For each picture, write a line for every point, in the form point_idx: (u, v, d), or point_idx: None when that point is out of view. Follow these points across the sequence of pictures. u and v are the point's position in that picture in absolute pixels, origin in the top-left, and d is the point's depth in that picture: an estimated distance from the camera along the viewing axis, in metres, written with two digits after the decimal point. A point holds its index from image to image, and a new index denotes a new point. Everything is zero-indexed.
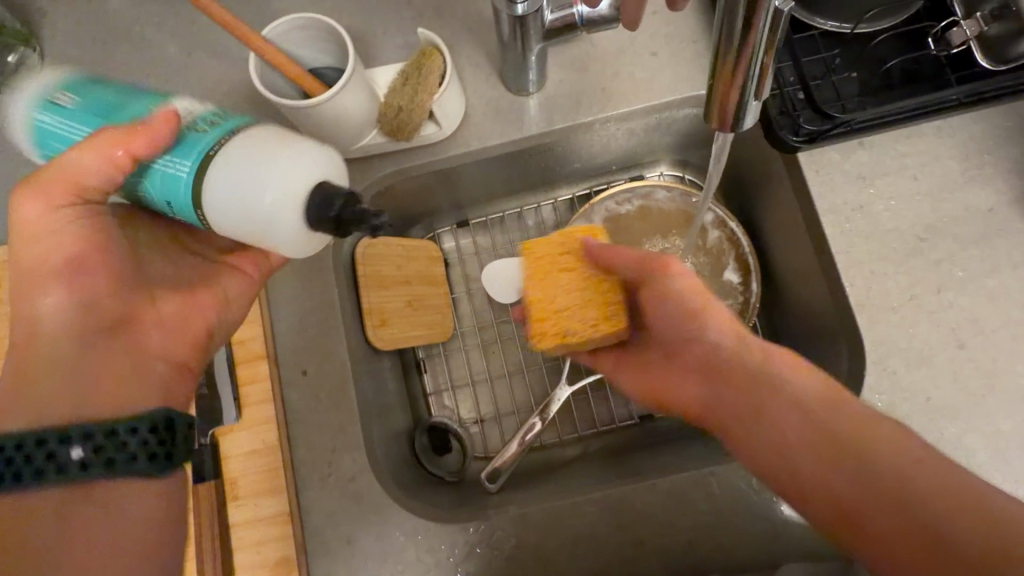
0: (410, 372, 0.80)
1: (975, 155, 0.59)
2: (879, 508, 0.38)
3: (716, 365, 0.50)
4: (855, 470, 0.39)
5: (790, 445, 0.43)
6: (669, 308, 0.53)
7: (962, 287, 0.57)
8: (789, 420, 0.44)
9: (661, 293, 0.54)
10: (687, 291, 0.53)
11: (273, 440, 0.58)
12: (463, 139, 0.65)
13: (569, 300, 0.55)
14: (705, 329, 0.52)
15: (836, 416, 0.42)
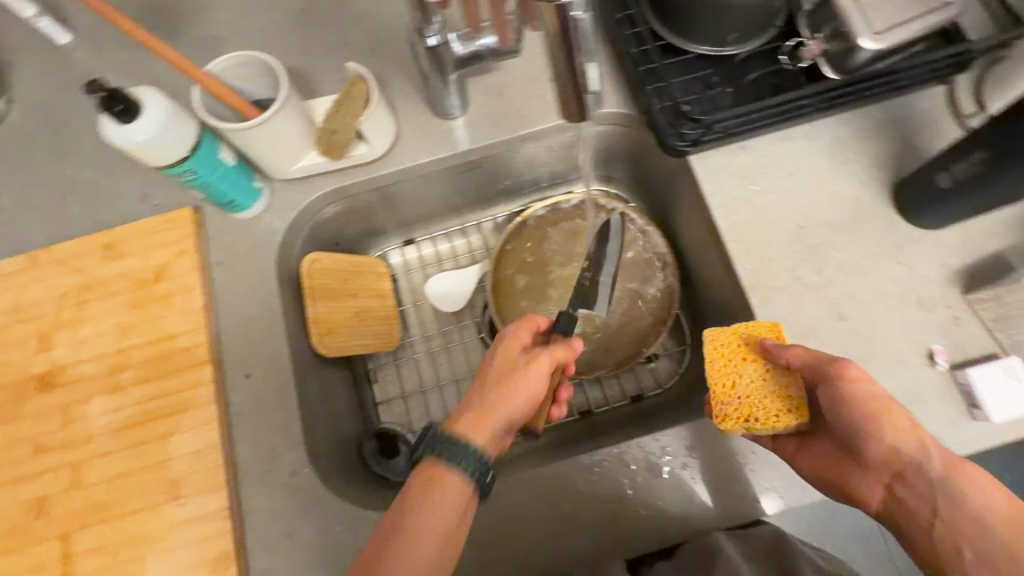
0: (361, 383, 0.84)
1: (839, 153, 0.68)
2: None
3: (911, 459, 0.49)
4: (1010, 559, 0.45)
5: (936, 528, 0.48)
6: (854, 398, 0.50)
7: (838, 266, 0.64)
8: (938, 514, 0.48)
9: (851, 382, 0.51)
10: (869, 398, 0.50)
11: (216, 439, 0.61)
12: (397, 159, 0.72)
13: (739, 388, 0.57)
14: (894, 435, 0.50)
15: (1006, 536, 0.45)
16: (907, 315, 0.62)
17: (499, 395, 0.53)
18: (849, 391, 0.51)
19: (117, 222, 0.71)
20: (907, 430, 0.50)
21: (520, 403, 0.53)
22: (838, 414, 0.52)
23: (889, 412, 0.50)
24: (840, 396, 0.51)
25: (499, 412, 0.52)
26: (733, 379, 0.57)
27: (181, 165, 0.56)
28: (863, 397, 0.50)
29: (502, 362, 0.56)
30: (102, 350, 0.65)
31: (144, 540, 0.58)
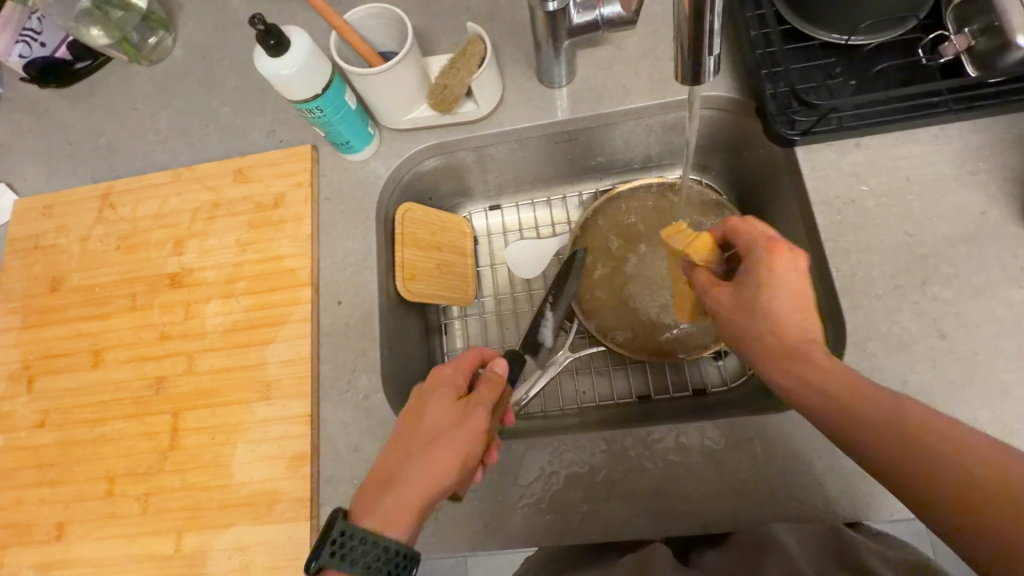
0: (432, 332, 0.89)
1: (970, 162, 0.63)
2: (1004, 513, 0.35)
3: (784, 313, 0.48)
4: (913, 448, 0.39)
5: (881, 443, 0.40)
6: (758, 304, 0.50)
7: (949, 282, 0.60)
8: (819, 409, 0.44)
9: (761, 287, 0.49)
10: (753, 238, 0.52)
11: (306, 353, 0.68)
12: (498, 121, 0.75)
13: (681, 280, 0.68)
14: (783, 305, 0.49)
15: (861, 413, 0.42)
16: (1023, 345, 0.57)
17: (402, 456, 0.52)
18: (773, 277, 0.49)
19: (247, 152, 0.80)
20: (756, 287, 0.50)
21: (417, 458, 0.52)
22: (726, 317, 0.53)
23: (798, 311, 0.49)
24: (755, 312, 0.50)
25: (425, 474, 0.51)
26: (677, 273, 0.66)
27: (313, 103, 0.62)
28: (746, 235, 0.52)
29: (410, 422, 0.55)
30: (222, 261, 0.73)
31: (236, 428, 0.66)
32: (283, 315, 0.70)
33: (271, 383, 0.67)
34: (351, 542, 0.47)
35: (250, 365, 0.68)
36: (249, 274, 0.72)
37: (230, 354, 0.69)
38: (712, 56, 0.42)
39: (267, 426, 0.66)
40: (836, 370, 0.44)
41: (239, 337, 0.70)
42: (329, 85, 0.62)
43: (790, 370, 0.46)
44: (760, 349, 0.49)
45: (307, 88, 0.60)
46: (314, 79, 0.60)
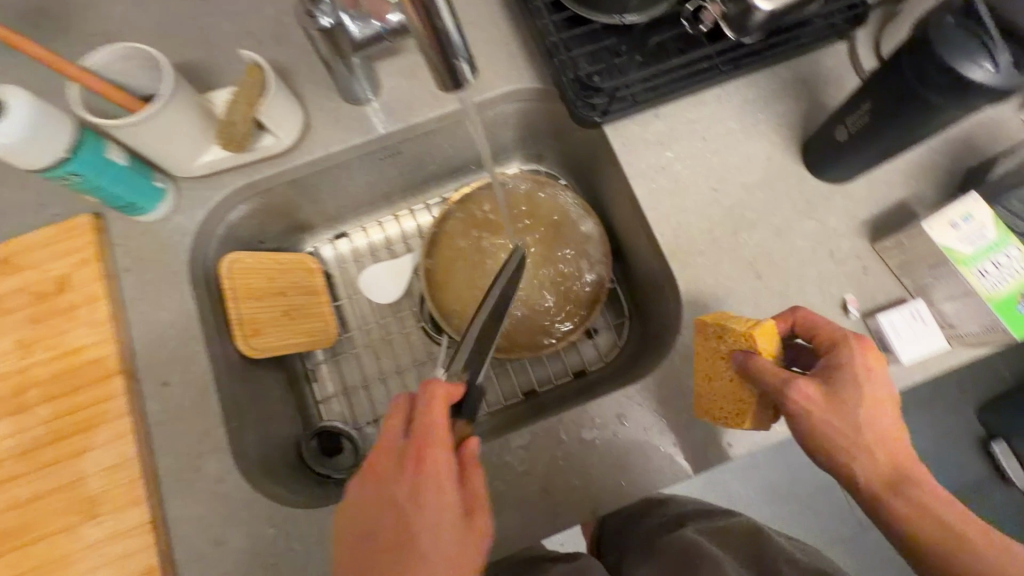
0: (300, 382, 0.83)
1: (750, 114, 0.69)
2: (952, 549, 0.47)
3: (880, 394, 0.50)
4: (924, 508, 0.48)
5: (903, 488, 0.48)
6: (857, 408, 0.49)
7: (754, 226, 0.65)
8: (918, 488, 0.48)
9: (860, 380, 0.50)
10: (824, 323, 0.54)
11: (131, 453, 0.59)
12: (309, 148, 0.70)
13: (716, 386, 0.57)
14: (871, 401, 0.49)
15: (924, 483, 0.49)
16: (821, 269, 0.64)
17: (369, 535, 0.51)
18: (873, 372, 0.50)
19: (13, 233, 0.67)
20: (821, 390, 0.50)
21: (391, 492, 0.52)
22: (822, 417, 0.49)
23: (878, 406, 0.49)
24: (851, 409, 0.49)
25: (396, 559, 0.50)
26: (713, 381, 0.57)
27: (63, 168, 0.54)
28: (821, 327, 0.54)
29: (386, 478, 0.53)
30: (3, 371, 0.61)
31: (58, 563, 0.56)
32: (89, 416, 0.60)
33: (94, 500, 0.57)
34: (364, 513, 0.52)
35: (59, 485, 0.58)
36: (37, 380, 0.61)
37: (32, 478, 0.58)
38: (463, 60, 0.43)
39: (95, 550, 0.56)
40: (881, 417, 0.49)
41: (37, 455, 0.58)
42: (75, 147, 0.54)
43: (860, 453, 0.49)
44: (835, 438, 0.49)
45: (46, 154, 0.52)
46: (53, 143, 0.52)
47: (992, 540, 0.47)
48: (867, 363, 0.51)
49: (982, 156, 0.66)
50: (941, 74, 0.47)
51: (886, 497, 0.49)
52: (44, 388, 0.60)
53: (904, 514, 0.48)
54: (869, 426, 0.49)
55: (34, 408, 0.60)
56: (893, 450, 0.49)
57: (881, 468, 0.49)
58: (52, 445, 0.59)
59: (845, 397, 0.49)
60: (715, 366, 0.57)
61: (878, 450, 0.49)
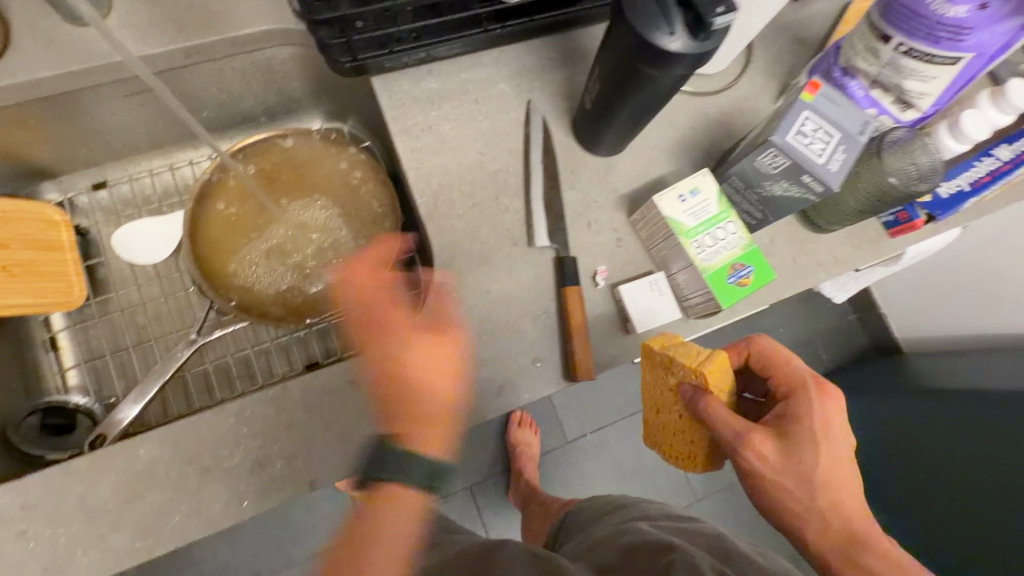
0: (32, 349, 0.71)
1: (525, 81, 0.67)
2: (829, 492, 0.55)
3: (822, 438, 0.55)
4: (811, 465, 0.54)
5: (795, 450, 0.54)
6: (811, 472, 0.54)
7: (516, 193, 0.64)
8: (810, 453, 0.54)
9: (819, 447, 0.54)
10: (785, 368, 0.58)
11: None
12: (9, 70, 0.59)
13: (670, 416, 0.64)
14: (835, 437, 0.55)
15: (813, 446, 0.54)
16: (577, 239, 0.64)
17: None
18: (817, 443, 0.54)
19: None
20: (806, 408, 0.56)
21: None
22: (773, 475, 0.54)
23: (836, 465, 0.55)
24: (813, 493, 0.54)
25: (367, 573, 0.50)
26: (667, 413, 0.64)
27: None
28: (797, 381, 0.57)
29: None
30: None
31: None
32: None
33: None
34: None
35: None
36: None
37: None
38: None
39: None
40: (810, 446, 0.54)
41: None
42: None
43: (786, 474, 0.54)
44: (778, 479, 0.54)
45: None
46: None
47: (851, 473, 0.56)
48: (801, 378, 0.57)
49: (735, 141, 0.70)
50: (638, 41, 0.47)
51: (777, 465, 0.54)
52: None
53: (795, 470, 0.54)
54: (816, 472, 0.54)
55: None
56: (831, 492, 0.55)
57: (780, 467, 0.54)
58: None
59: (798, 454, 0.54)
60: (664, 386, 0.62)
61: (788, 462, 0.54)
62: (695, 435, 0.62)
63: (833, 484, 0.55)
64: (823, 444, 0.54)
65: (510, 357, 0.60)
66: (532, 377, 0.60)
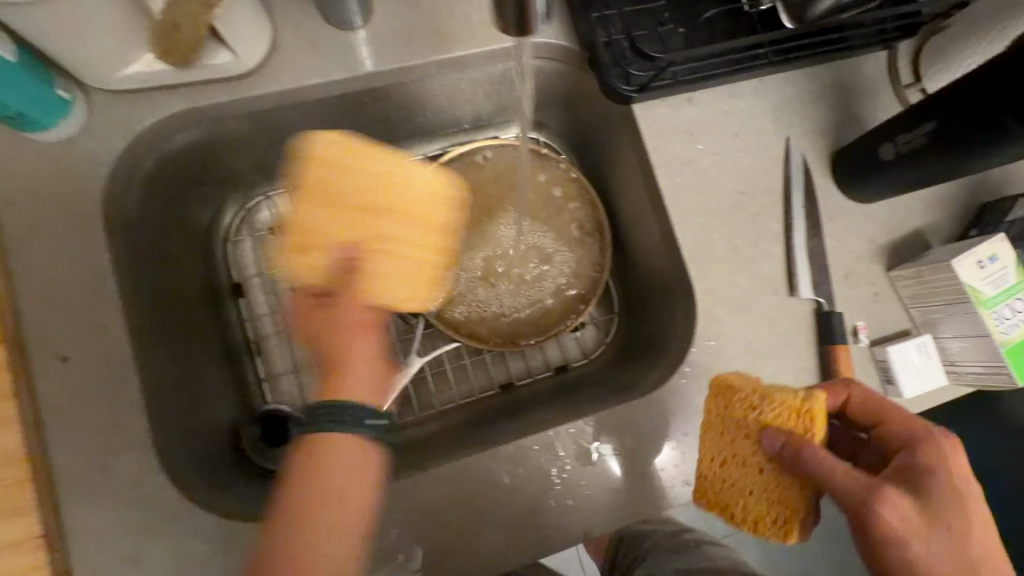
0: (238, 357, 0.67)
1: (786, 115, 0.63)
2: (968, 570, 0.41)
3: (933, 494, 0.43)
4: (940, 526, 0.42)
5: (971, 509, 0.43)
6: (975, 538, 0.42)
7: (776, 238, 0.61)
8: (931, 518, 0.42)
9: (957, 508, 0.43)
10: (872, 407, 0.49)
11: (14, 447, 0.45)
12: (274, 78, 0.56)
13: (733, 475, 0.49)
14: (963, 496, 0.43)
15: (932, 505, 0.43)
16: (835, 291, 0.61)
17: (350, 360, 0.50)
18: (953, 500, 0.43)
19: None
20: (948, 454, 0.45)
21: (363, 379, 0.49)
22: (920, 546, 0.41)
23: (985, 532, 0.43)
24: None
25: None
26: (731, 471, 0.49)
27: None
28: (898, 425, 0.47)
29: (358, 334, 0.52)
30: None
31: None
32: None
33: None
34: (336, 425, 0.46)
35: None
36: None
37: None
38: None
39: None
40: (951, 506, 0.43)
41: None
42: None
43: (915, 548, 0.41)
44: (911, 554, 0.41)
45: None
46: None
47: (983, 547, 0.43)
48: (900, 421, 0.47)
49: (999, 193, 0.65)
50: None
51: (913, 531, 0.42)
52: None
53: (906, 542, 0.41)
54: (942, 546, 0.41)
55: None
56: (999, 564, 0.42)
57: (915, 533, 0.42)
58: None
59: (947, 516, 0.42)
60: (741, 431, 0.49)
61: (928, 526, 0.42)
62: (782, 498, 0.48)
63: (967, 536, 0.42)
64: (964, 491, 0.43)
65: None
66: None
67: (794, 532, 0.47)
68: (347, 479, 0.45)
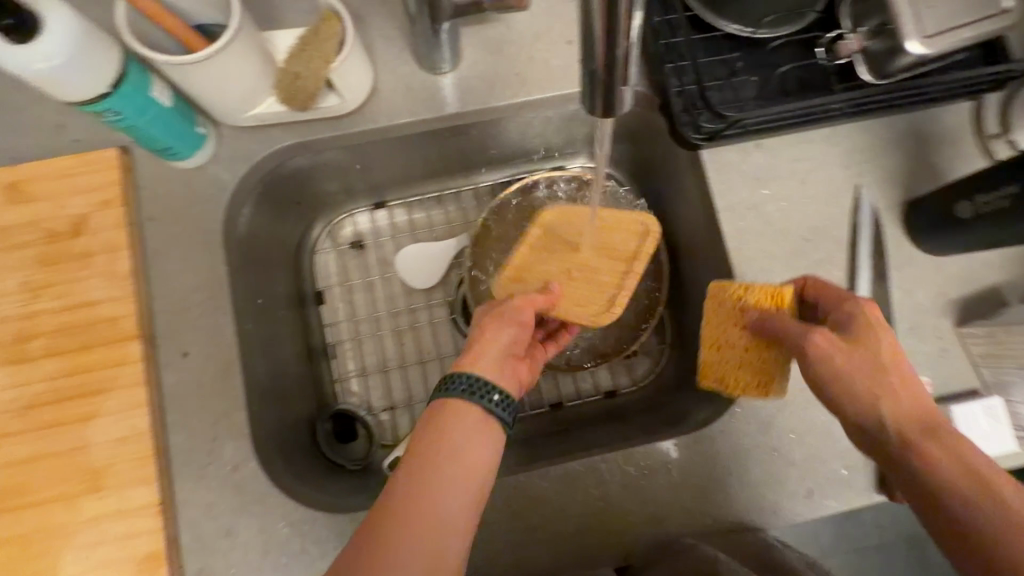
0: (317, 357, 0.73)
1: (857, 163, 0.63)
2: (895, 419, 0.42)
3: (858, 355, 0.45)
4: (865, 381, 0.44)
5: (886, 374, 0.44)
6: (894, 382, 0.43)
7: (840, 287, 0.61)
8: (854, 374, 0.44)
9: (878, 363, 0.44)
10: (831, 298, 0.51)
11: (144, 425, 0.54)
12: (371, 115, 0.63)
13: (727, 355, 0.57)
14: (882, 349, 0.45)
15: (853, 364, 0.45)
16: (900, 343, 0.60)
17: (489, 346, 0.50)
18: (869, 356, 0.44)
19: (24, 155, 0.59)
20: (873, 321, 0.46)
21: (495, 354, 0.50)
22: (846, 376, 0.44)
23: (908, 386, 0.43)
24: (867, 404, 0.43)
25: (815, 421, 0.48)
26: (721, 349, 0.57)
27: (101, 103, 0.47)
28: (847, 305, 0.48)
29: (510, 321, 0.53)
30: (4, 313, 0.55)
31: (52, 537, 0.51)
32: (95, 371, 0.54)
33: (91, 468, 0.53)
34: (473, 393, 0.45)
35: (59, 445, 0.53)
36: (40, 325, 0.55)
37: (29, 435, 0.53)
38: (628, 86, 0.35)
39: (87, 528, 0.52)
40: (871, 364, 0.44)
41: (38, 412, 0.53)
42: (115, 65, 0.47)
43: (837, 398, 0.44)
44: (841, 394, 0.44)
45: (104, 51, 0.45)
46: (87, 58, 0.44)
47: (921, 409, 0.42)
48: (840, 300, 0.50)
49: None
50: None
51: (841, 384, 0.44)
52: (43, 337, 0.54)
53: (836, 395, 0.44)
54: (861, 389, 0.43)
55: (33, 357, 0.54)
56: (933, 419, 0.42)
57: (842, 387, 0.44)
58: (53, 404, 0.53)
59: (864, 360, 0.44)
60: (721, 314, 0.57)
61: (853, 379, 0.44)
62: (762, 356, 0.55)
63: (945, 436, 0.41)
64: (893, 375, 0.44)
65: (820, 460, 0.58)
66: (841, 487, 0.58)
67: (772, 391, 0.55)
68: (463, 437, 0.43)
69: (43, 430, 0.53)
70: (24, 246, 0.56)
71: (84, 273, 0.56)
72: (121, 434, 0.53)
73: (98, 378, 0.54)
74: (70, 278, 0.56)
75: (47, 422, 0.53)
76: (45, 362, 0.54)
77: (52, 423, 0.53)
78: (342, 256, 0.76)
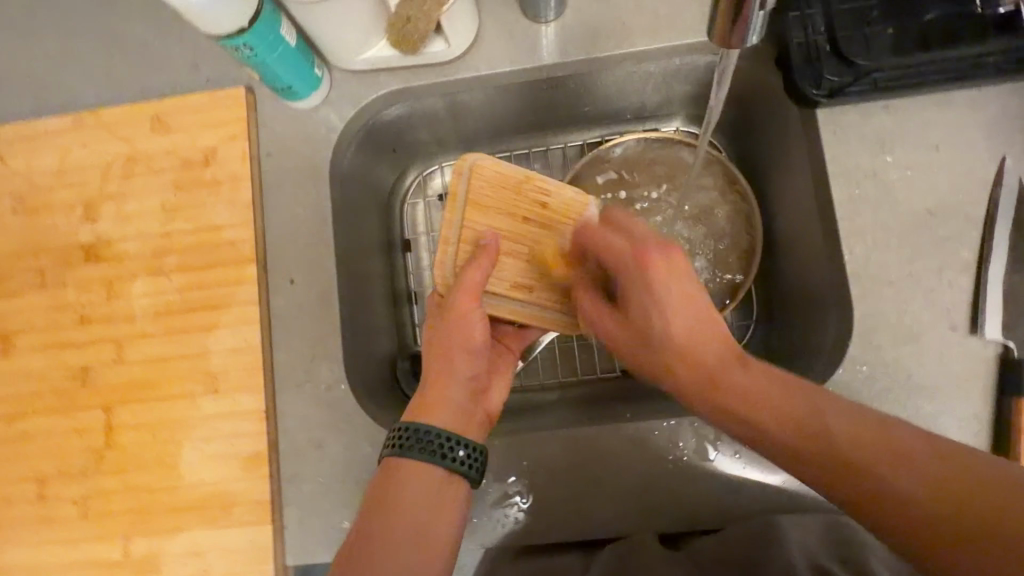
0: (399, 300, 0.75)
1: (1005, 132, 0.56)
2: (817, 450, 0.37)
3: (705, 358, 0.43)
4: (762, 427, 0.39)
5: (719, 380, 0.42)
6: (747, 390, 0.40)
7: (967, 268, 0.55)
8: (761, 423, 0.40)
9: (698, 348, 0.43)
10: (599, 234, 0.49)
11: (255, 340, 0.60)
12: (473, 64, 0.64)
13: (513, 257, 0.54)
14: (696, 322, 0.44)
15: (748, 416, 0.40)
16: None
17: (445, 394, 0.51)
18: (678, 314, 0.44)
19: (167, 90, 0.65)
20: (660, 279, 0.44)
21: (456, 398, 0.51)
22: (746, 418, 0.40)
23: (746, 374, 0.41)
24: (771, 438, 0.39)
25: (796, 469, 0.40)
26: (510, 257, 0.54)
27: (239, 38, 0.52)
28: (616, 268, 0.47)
29: (455, 334, 0.51)
30: (146, 230, 0.62)
31: (177, 427, 0.59)
32: (216, 288, 0.61)
33: (209, 373, 0.59)
34: (427, 451, 0.48)
35: (184, 349, 0.60)
36: (174, 243, 0.62)
37: (162, 338, 0.60)
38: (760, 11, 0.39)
39: (204, 424, 0.59)
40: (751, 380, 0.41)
41: (170, 319, 0.60)
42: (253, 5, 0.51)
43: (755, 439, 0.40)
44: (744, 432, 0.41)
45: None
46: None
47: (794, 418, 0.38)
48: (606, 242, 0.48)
49: None
50: None
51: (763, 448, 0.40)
52: (176, 254, 0.61)
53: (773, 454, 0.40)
54: (773, 426, 0.39)
55: (167, 271, 0.61)
56: (807, 420, 0.38)
57: (779, 453, 0.39)
58: (181, 314, 0.60)
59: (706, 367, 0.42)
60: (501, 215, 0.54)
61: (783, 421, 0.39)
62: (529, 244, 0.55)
63: (760, 411, 0.39)
64: (713, 381, 0.42)
65: None
66: None
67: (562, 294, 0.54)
68: (423, 495, 0.47)
69: (173, 335, 0.60)
70: (163, 172, 0.63)
71: (212, 200, 0.62)
72: (234, 346, 0.60)
73: (219, 295, 0.60)
74: (199, 204, 0.62)
75: (176, 329, 0.60)
76: (177, 275, 0.61)
77: (181, 330, 0.60)
78: (429, 207, 0.77)
